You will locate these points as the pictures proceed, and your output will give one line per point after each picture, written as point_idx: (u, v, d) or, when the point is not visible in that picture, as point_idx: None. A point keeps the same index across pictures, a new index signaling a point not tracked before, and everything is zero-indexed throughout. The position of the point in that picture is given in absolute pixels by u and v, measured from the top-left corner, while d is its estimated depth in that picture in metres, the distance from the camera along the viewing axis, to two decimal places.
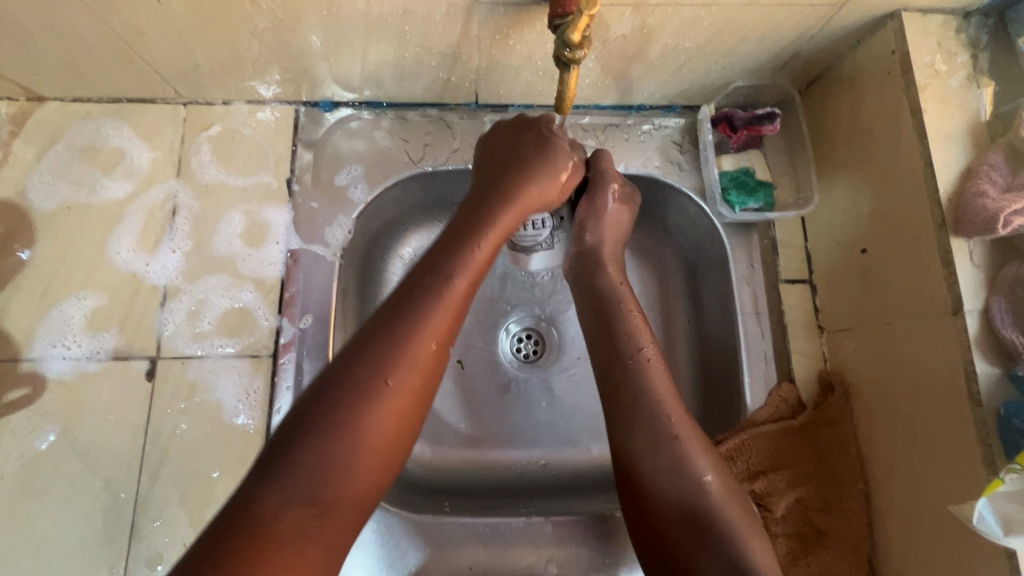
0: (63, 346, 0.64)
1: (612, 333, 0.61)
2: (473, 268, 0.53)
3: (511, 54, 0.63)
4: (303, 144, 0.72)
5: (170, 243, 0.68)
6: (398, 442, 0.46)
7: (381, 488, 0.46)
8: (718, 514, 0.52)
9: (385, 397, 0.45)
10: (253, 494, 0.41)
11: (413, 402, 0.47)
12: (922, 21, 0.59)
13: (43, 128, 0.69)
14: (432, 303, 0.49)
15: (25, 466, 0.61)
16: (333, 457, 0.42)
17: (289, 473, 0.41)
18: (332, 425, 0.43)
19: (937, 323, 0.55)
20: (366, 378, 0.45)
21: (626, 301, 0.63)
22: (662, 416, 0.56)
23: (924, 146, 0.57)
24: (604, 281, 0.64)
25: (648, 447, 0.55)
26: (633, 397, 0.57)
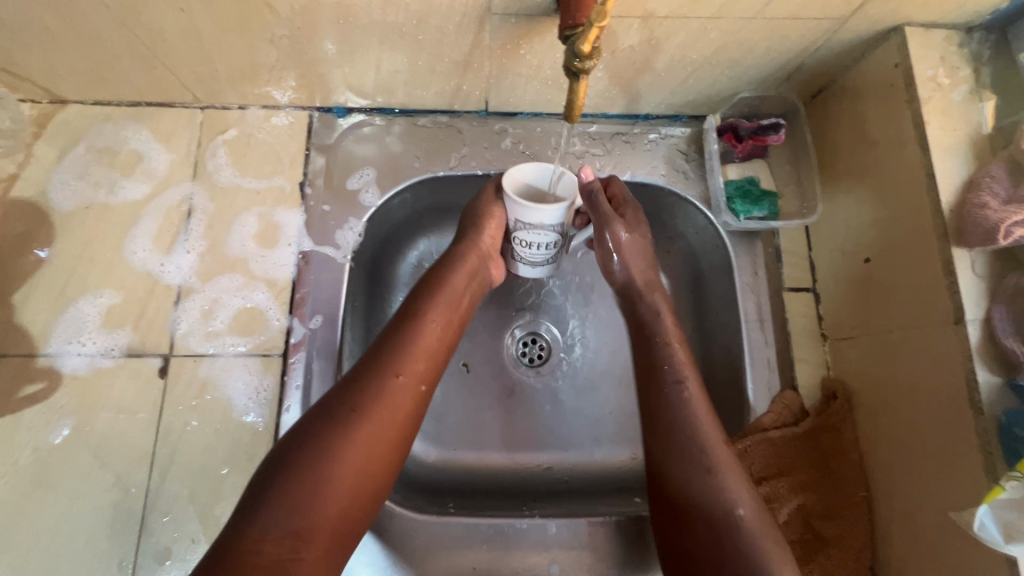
0: (79, 343, 0.65)
1: (652, 358, 0.62)
2: (442, 324, 0.60)
3: (521, 64, 0.65)
4: (316, 149, 0.74)
5: (185, 244, 0.69)
6: (371, 477, 0.51)
7: (358, 518, 0.51)
8: (756, 544, 0.50)
9: (357, 442, 0.50)
10: (242, 523, 0.46)
11: (386, 440, 0.52)
12: (924, 35, 0.60)
13: (64, 130, 0.71)
14: (403, 353, 0.56)
15: (39, 460, 0.62)
16: (308, 492, 0.47)
17: (271, 504, 0.47)
18: (309, 463, 0.48)
19: (939, 332, 0.55)
20: (342, 424, 0.51)
21: (670, 336, 0.64)
22: (700, 445, 0.56)
23: (927, 157, 0.58)
24: (647, 309, 0.66)
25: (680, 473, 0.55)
26: (670, 424, 0.58)
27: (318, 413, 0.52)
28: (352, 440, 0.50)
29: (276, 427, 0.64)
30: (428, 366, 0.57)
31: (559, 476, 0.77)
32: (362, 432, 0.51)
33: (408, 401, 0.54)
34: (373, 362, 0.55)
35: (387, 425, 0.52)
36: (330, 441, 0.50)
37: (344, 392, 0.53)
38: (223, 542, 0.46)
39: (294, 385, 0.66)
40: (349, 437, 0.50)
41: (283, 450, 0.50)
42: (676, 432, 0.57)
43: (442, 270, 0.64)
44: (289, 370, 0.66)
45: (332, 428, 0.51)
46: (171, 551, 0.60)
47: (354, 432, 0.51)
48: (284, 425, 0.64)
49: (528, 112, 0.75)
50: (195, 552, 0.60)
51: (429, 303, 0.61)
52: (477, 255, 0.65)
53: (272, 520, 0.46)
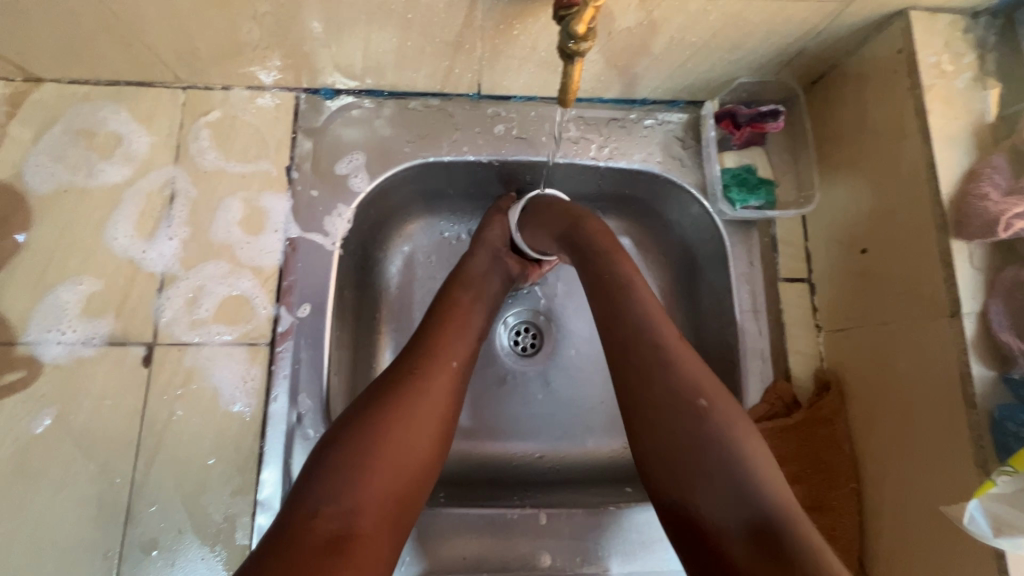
0: (58, 331, 0.63)
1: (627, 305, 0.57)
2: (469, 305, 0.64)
3: (514, 45, 0.62)
4: (303, 132, 0.72)
5: (168, 230, 0.67)
6: (423, 446, 0.51)
7: (415, 489, 0.50)
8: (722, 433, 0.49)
9: (405, 414, 0.51)
10: (295, 504, 0.46)
11: (434, 411, 0.53)
12: (929, 19, 0.58)
13: (39, 110, 0.68)
14: (436, 337, 0.59)
15: (18, 451, 0.60)
16: (361, 464, 0.47)
17: (320, 484, 0.47)
18: (357, 440, 0.49)
19: (935, 324, 0.55)
20: (383, 404, 0.51)
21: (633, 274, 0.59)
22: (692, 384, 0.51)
23: (928, 146, 0.56)
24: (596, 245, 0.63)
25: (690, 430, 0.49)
26: (656, 370, 0.52)
27: (363, 400, 0.53)
28: (397, 415, 0.51)
29: (264, 417, 0.63)
30: (462, 351, 0.59)
31: (551, 465, 0.77)
32: (411, 407, 0.52)
33: (447, 377, 0.56)
34: (412, 351, 0.57)
35: (434, 396, 0.53)
36: (377, 415, 0.50)
37: (384, 377, 0.55)
38: (278, 526, 0.45)
39: (282, 374, 0.65)
40: (398, 411, 0.51)
41: (330, 436, 0.50)
42: (670, 388, 0.51)
43: (468, 262, 0.69)
44: (276, 359, 0.65)
45: (379, 405, 0.51)
46: (158, 541, 0.59)
47: (401, 405, 0.51)
48: (273, 415, 0.64)
49: (522, 96, 0.73)
50: (182, 542, 0.60)
51: (463, 292, 0.65)
52: (489, 249, 0.70)
53: (320, 496, 0.46)
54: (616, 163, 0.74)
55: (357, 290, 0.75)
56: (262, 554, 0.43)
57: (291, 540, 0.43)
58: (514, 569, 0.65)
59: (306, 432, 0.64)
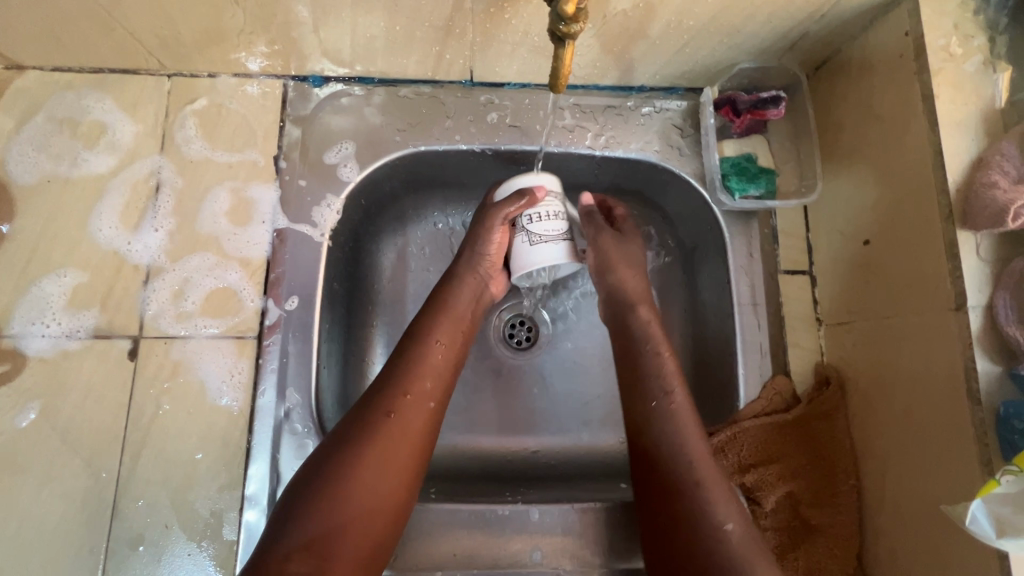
0: (42, 324, 0.62)
1: (638, 394, 0.62)
2: (452, 333, 0.64)
3: (506, 28, 0.60)
4: (292, 120, 0.70)
5: (153, 221, 0.66)
6: (392, 491, 0.54)
7: (383, 530, 0.54)
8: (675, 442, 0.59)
9: (373, 461, 0.54)
10: (267, 545, 0.50)
11: (403, 454, 0.55)
12: (938, 0, 0.55)
13: (22, 98, 0.67)
14: (410, 371, 0.59)
15: (3, 444, 0.59)
16: (330, 509, 0.51)
17: (292, 527, 0.50)
18: (327, 482, 0.52)
19: (939, 317, 0.53)
20: (354, 446, 0.54)
21: (668, 376, 0.62)
22: (689, 459, 0.58)
23: (934, 133, 0.54)
24: (636, 319, 0.66)
25: (669, 496, 0.57)
26: (659, 427, 0.60)
27: (334, 441, 0.55)
28: (364, 462, 0.53)
29: (252, 411, 0.62)
30: (436, 384, 0.60)
31: (545, 460, 0.75)
32: (378, 454, 0.54)
33: (420, 418, 0.57)
34: (384, 386, 0.58)
35: (406, 441, 0.56)
36: (346, 461, 0.53)
37: (354, 415, 0.56)
38: (252, 563, 0.49)
39: (270, 368, 0.64)
40: (365, 459, 0.53)
41: (302, 476, 0.53)
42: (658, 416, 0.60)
43: (451, 288, 0.66)
44: (264, 353, 0.64)
45: (350, 449, 0.54)
46: (144, 536, 0.59)
47: (370, 450, 0.54)
48: (260, 409, 0.62)
49: (516, 83, 0.71)
50: (169, 537, 0.59)
51: (437, 320, 0.63)
52: (477, 275, 0.67)
53: (290, 541, 0.49)
54: (613, 152, 0.72)
55: (348, 282, 0.74)
56: None
57: None
58: (505, 566, 0.64)
59: (295, 427, 0.63)
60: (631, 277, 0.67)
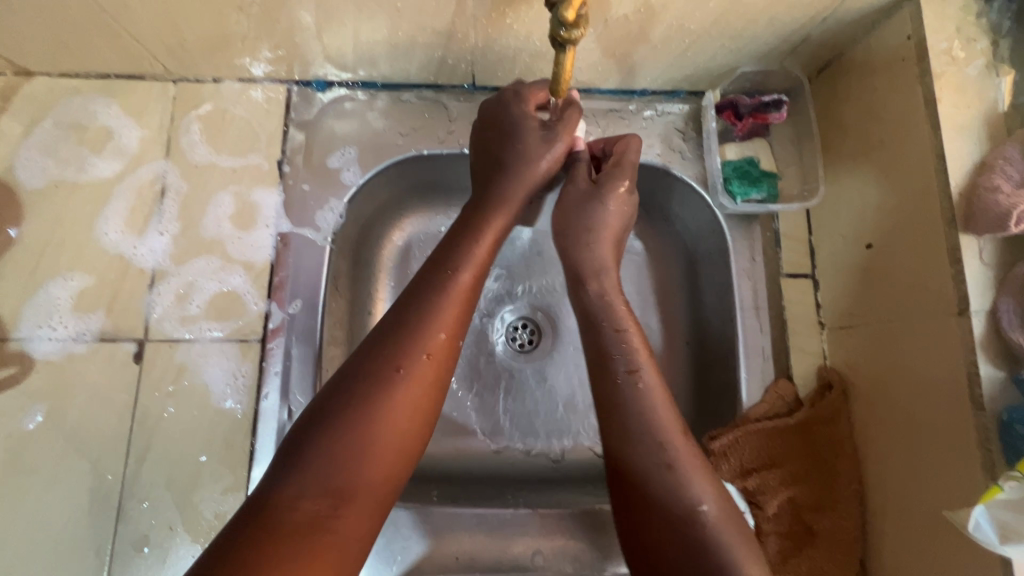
0: (50, 327, 0.63)
1: (604, 368, 0.56)
2: (476, 267, 0.55)
3: (508, 34, 0.61)
4: (295, 125, 0.70)
5: (158, 225, 0.67)
6: (419, 431, 0.46)
7: (400, 477, 0.45)
8: (644, 422, 0.52)
9: (403, 396, 0.45)
10: (272, 488, 0.40)
11: (430, 390, 0.47)
12: (941, 3, 0.55)
13: (30, 104, 0.68)
14: (439, 300, 0.51)
15: (12, 446, 0.60)
16: (352, 445, 0.42)
17: (305, 467, 0.41)
18: (352, 415, 0.43)
19: (942, 323, 0.53)
20: (381, 376, 0.46)
21: (634, 350, 0.57)
22: (657, 436, 0.52)
23: (937, 136, 0.54)
24: (591, 295, 0.61)
25: (638, 478, 0.50)
26: (623, 408, 0.53)
27: (353, 372, 0.46)
28: (393, 392, 0.45)
29: (255, 414, 0.63)
30: (460, 326, 0.52)
31: (548, 464, 0.76)
32: (407, 389, 0.46)
33: (446, 353, 0.49)
34: (409, 315, 0.50)
35: (435, 374, 0.48)
36: (373, 393, 0.45)
37: (376, 347, 0.48)
38: (252, 508, 0.39)
39: (273, 371, 0.64)
40: (394, 392, 0.45)
41: (316, 411, 0.44)
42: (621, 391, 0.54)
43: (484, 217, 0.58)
44: (267, 356, 0.64)
45: (375, 380, 0.45)
46: (149, 538, 0.59)
47: (398, 383, 0.46)
48: (263, 412, 0.63)
49: None
50: (173, 539, 0.59)
51: (462, 254, 0.55)
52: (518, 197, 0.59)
53: (304, 479, 0.40)
54: None
55: (351, 286, 0.74)
56: (234, 538, 0.37)
57: (267, 526, 0.38)
58: (507, 569, 0.64)
59: None
60: (593, 244, 0.63)
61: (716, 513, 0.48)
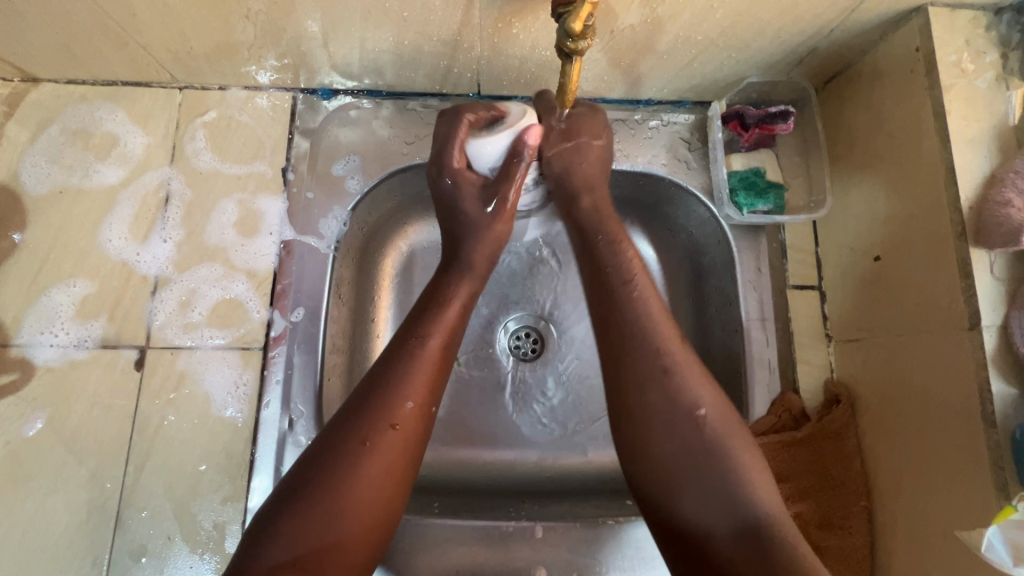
0: (51, 334, 0.63)
1: (612, 316, 0.55)
2: (448, 324, 0.56)
3: (514, 43, 0.61)
4: (300, 132, 0.70)
5: (162, 232, 0.67)
6: (390, 500, 0.49)
7: (375, 539, 0.48)
8: (647, 339, 0.53)
9: (372, 466, 0.48)
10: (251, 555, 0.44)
11: (402, 456, 0.50)
12: (949, 16, 0.55)
13: (36, 110, 0.68)
14: (410, 367, 0.52)
15: (11, 453, 0.60)
16: (322, 517, 0.45)
17: (280, 534, 0.45)
18: (323, 487, 0.46)
19: (952, 338, 0.52)
20: (350, 449, 0.48)
21: (627, 262, 0.58)
22: (656, 346, 0.53)
23: (946, 148, 0.53)
24: (613, 255, 0.58)
25: (636, 385, 0.52)
26: (632, 341, 0.53)
27: (327, 441, 0.49)
28: (362, 461, 0.48)
29: (256, 422, 0.62)
30: (434, 388, 0.54)
31: (551, 476, 0.75)
32: (374, 461, 0.48)
33: (416, 420, 0.51)
34: (380, 382, 0.52)
35: (405, 443, 0.50)
36: (342, 465, 0.47)
37: (347, 417, 0.50)
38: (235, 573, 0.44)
39: (274, 379, 0.64)
40: (362, 464, 0.48)
41: (292, 480, 0.47)
42: (632, 331, 0.54)
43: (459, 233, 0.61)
44: (269, 364, 0.64)
45: (345, 452, 0.48)
46: (147, 548, 0.59)
47: (367, 455, 0.48)
48: (264, 421, 0.62)
49: (523, 96, 0.72)
50: (172, 549, 0.59)
51: (434, 319, 0.56)
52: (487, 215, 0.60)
53: (280, 550, 0.44)
54: (620, 165, 0.72)
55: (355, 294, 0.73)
56: None
57: None
58: None
59: (298, 439, 0.63)
60: (582, 165, 0.62)
61: (713, 418, 0.50)
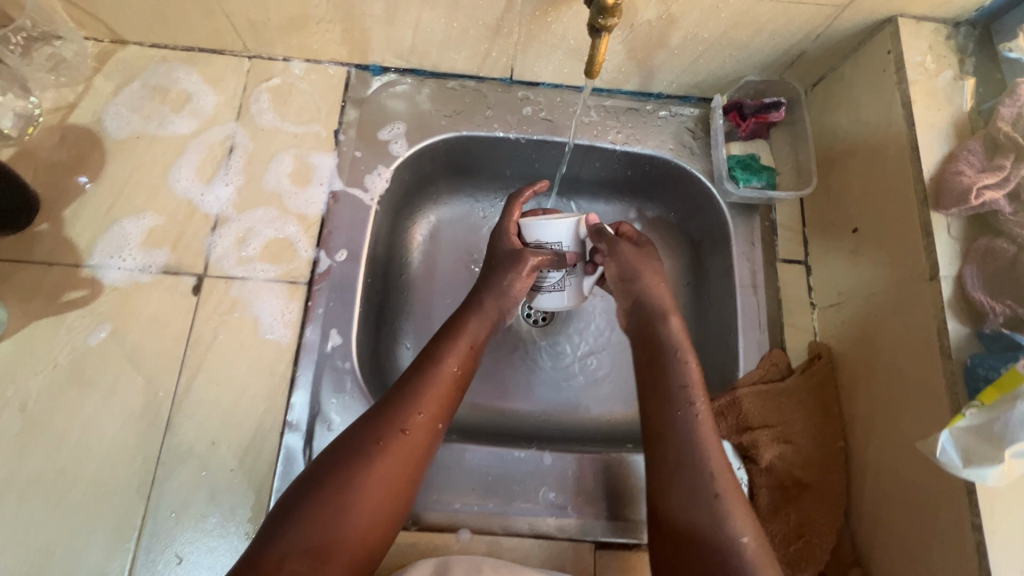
0: (120, 258, 0.70)
1: (663, 404, 0.62)
2: (463, 354, 0.64)
3: (547, 31, 0.71)
4: (351, 102, 0.80)
5: (225, 177, 0.75)
6: (393, 505, 0.55)
7: (376, 540, 0.54)
8: (694, 445, 0.59)
9: (381, 471, 0.55)
10: (262, 546, 0.50)
11: (410, 466, 0.57)
12: (915, 27, 0.66)
13: (122, 67, 0.77)
14: (425, 386, 0.60)
15: (76, 357, 0.66)
16: (332, 516, 0.51)
17: (293, 529, 0.51)
18: (336, 487, 0.53)
19: (916, 287, 0.60)
20: (365, 456, 0.55)
21: (692, 384, 0.63)
22: (709, 470, 0.58)
23: (912, 132, 0.63)
24: (664, 330, 0.67)
25: (686, 497, 0.57)
26: (680, 444, 0.60)
27: (347, 443, 0.56)
28: (375, 466, 0.54)
29: (299, 346, 0.69)
30: (445, 407, 0.61)
31: (560, 426, 0.81)
32: (382, 467, 0.55)
33: (425, 437, 0.58)
34: (396, 399, 0.59)
35: (413, 457, 0.57)
36: (355, 468, 0.54)
37: (365, 425, 0.57)
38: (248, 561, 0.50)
39: (316, 311, 0.70)
40: (373, 469, 0.54)
41: (310, 476, 0.54)
42: (684, 434, 0.60)
43: (466, 318, 0.67)
44: (313, 296, 0.71)
45: (362, 455, 0.55)
46: (193, 450, 0.64)
47: (378, 461, 0.55)
48: (306, 345, 0.69)
49: (550, 83, 0.82)
50: (215, 453, 0.64)
51: (448, 346, 0.64)
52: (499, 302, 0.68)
53: (292, 543, 0.50)
54: (631, 148, 0.82)
55: (387, 251, 0.82)
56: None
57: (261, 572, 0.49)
58: (518, 504, 0.67)
59: (337, 364, 0.69)
60: (659, 290, 0.69)
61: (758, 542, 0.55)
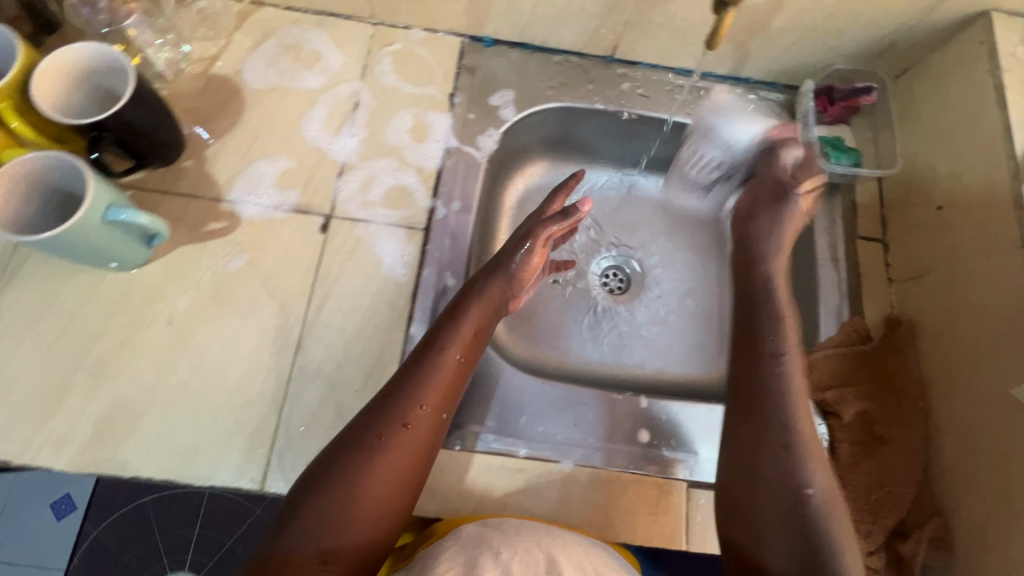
0: (256, 195, 0.77)
1: (756, 351, 0.69)
2: (465, 344, 0.64)
3: (661, 11, 0.78)
4: (465, 68, 0.86)
5: (350, 129, 0.81)
6: (401, 492, 0.57)
7: (387, 527, 0.56)
8: (778, 397, 0.65)
9: (385, 461, 0.56)
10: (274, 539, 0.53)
11: (415, 455, 0.58)
12: (1009, 20, 0.73)
13: (260, 25, 0.84)
14: (427, 376, 0.61)
15: (218, 280, 0.72)
16: (339, 507, 0.54)
17: (302, 524, 0.53)
18: (340, 479, 0.55)
19: (1005, 253, 0.66)
20: (367, 447, 0.56)
21: (784, 341, 0.69)
22: (789, 422, 0.63)
23: (1004, 114, 0.69)
24: (765, 275, 0.76)
25: (758, 445, 0.63)
26: (767, 395, 0.65)
27: (350, 437, 0.58)
28: (379, 458, 0.56)
29: (417, 284, 0.75)
30: (448, 395, 0.62)
31: (641, 382, 0.86)
32: (388, 457, 0.56)
33: (429, 426, 0.59)
34: (398, 391, 0.60)
35: (417, 447, 0.58)
36: (358, 460, 0.56)
37: (367, 418, 0.59)
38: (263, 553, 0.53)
39: (433, 254, 0.76)
40: (377, 459, 0.56)
41: (316, 470, 0.56)
42: (766, 382, 0.66)
43: (468, 301, 0.67)
44: (431, 240, 0.77)
45: (368, 446, 0.57)
46: (321, 371, 0.70)
47: (381, 452, 0.56)
48: (422, 284, 0.75)
49: (648, 63, 0.88)
50: (341, 374, 0.70)
51: (450, 335, 0.64)
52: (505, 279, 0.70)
53: (303, 538, 0.53)
54: None
55: (484, 211, 0.86)
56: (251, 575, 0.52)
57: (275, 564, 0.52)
58: (614, 441, 0.72)
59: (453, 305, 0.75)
60: (776, 236, 0.78)
61: (830, 492, 0.59)
